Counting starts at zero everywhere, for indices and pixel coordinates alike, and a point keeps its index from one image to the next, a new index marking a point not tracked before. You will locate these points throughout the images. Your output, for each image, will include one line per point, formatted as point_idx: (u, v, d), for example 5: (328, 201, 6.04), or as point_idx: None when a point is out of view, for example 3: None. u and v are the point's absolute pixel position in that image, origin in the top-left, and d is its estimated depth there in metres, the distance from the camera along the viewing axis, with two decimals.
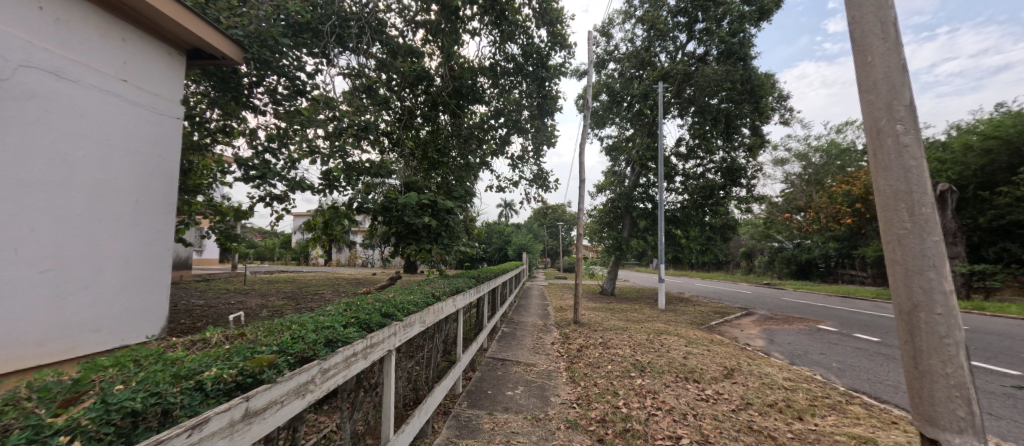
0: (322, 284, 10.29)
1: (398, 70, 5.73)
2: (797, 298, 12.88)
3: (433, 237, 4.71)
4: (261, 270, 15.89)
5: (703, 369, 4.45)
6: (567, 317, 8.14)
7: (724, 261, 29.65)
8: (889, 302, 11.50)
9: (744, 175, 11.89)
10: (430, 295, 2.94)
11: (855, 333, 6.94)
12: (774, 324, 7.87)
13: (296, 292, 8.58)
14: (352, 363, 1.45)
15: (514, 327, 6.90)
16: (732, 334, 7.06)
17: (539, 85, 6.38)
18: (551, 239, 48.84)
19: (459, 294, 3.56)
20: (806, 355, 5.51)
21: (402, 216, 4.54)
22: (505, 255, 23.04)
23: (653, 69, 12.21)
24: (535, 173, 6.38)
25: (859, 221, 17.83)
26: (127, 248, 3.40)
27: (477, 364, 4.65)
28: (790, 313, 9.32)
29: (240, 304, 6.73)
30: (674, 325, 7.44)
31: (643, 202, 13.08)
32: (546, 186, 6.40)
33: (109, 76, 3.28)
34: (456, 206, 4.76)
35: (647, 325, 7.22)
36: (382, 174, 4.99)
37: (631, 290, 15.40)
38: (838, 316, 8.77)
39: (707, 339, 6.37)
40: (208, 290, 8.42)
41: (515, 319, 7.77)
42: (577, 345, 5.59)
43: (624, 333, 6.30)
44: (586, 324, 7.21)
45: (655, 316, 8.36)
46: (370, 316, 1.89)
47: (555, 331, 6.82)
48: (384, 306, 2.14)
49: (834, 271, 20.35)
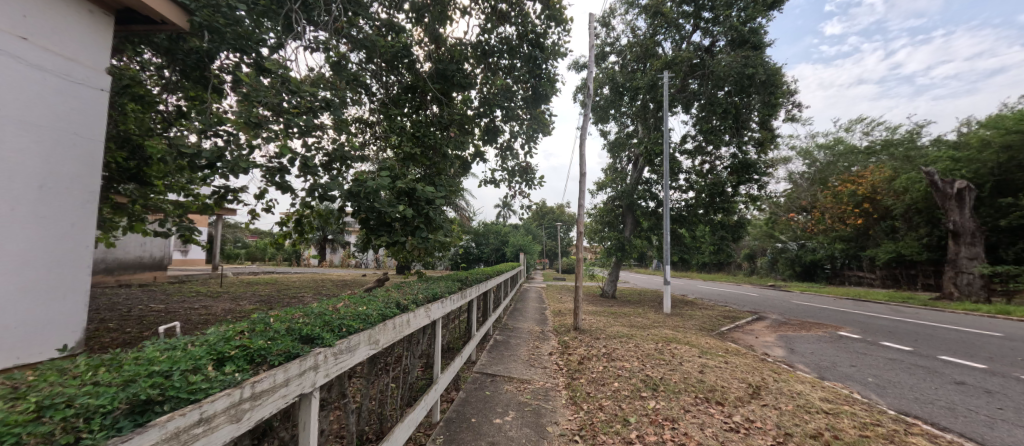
0: (304, 287, 9.60)
1: (376, 49, 5.09)
2: (807, 301, 12.25)
3: (407, 232, 4.24)
4: (245, 270, 15.13)
5: (724, 388, 3.83)
6: (566, 323, 7.50)
7: (725, 263, 29.02)
8: (906, 306, 10.90)
9: (755, 171, 11.30)
10: (393, 305, 2.28)
11: (882, 340, 6.34)
12: (791, 330, 7.27)
13: (273, 296, 7.89)
14: (195, 440, 0.81)
15: (508, 335, 6.24)
16: (747, 342, 6.45)
17: (533, 67, 5.65)
18: (550, 241, 48.05)
19: (436, 302, 2.91)
20: (835, 368, 4.89)
21: (374, 202, 4.03)
22: (502, 256, 22.35)
23: (657, 60, 11.61)
24: (516, 166, 5.75)
25: (868, 221, 17.29)
26: (24, 245, 2.75)
27: (461, 381, 4.00)
28: (805, 318, 8.71)
29: (205, 309, 6.05)
30: (683, 331, 6.81)
31: (646, 200, 12.45)
32: (530, 182, 5.77)
33: (3, 31, 2.65)
34: (438, 197, 4.23)
35: (653, 332, 6.59)
36: (353, 159, 4.36)
37: (633, 292, 14.75)
38: (857, 321, 8.17)
39: (721, 348, 5.75)
40: (174, 293, 7.71)
41: (510, 325, 7.10)
42: (577, 356, 4.95)
43: (630, 343, 5.67)
44: (587, 331, 6.58)
45: (661, 322, 7.73)
46: (276, 342, 1.25)
47: (553, 339, 6.18)
48: (304, 325, 1.48)
49: (841, 273, 19.75)
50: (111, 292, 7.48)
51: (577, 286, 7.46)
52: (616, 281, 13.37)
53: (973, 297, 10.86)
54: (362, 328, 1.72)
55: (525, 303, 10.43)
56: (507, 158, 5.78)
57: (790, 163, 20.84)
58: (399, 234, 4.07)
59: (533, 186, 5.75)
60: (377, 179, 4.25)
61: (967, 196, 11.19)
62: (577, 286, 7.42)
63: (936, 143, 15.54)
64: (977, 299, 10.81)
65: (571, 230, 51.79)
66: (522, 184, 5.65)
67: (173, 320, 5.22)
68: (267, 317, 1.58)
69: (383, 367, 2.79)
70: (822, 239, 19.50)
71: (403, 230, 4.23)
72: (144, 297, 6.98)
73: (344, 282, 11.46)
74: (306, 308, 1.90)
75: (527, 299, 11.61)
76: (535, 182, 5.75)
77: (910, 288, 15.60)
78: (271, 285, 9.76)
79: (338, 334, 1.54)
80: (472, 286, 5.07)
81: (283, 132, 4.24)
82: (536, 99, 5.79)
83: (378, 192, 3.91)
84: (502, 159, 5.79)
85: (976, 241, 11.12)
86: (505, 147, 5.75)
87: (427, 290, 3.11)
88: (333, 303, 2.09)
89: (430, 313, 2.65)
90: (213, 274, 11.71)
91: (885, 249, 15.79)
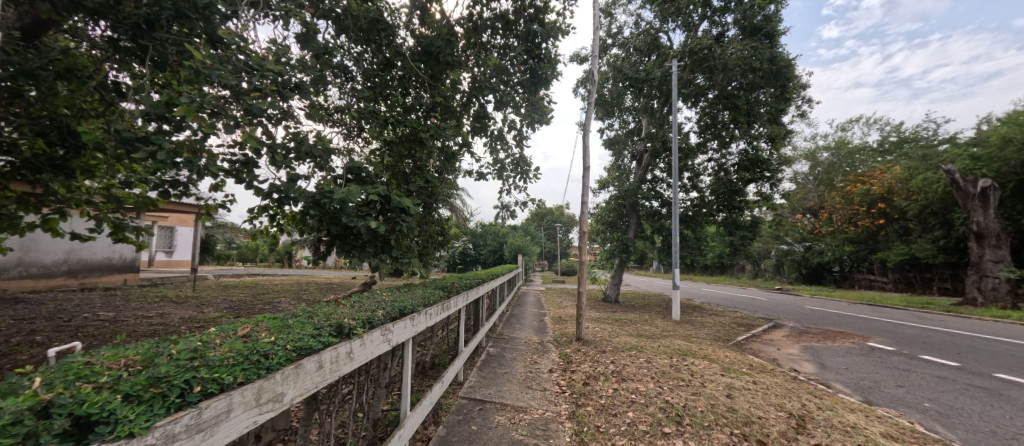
0: (284, 291, 8.89)
1: (347, 19, 4.28)
2: (821, 306, 11.61)
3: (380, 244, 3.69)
4: (227, 272, 14.33)
5: (763, 420, 3.15)
6: (567, 331, 6.83)
7: (728, 265, 28.39)
8: (929, 312, 10.23)
9: (767, 168, 10.64)
10: (328, 331, 1.59)
11: (921, 353, 5.68)
12: (816, 341, 6.62)
13: (246, 302, 7.18)
14: None
15: (504, 348, 5.53)
16: (770, 355, 5.80)
17: (530, 46, 4.80)
18: (549, 242, 47.33)
19: (405, 321, 2.19)
20: (881, 390, 4.24)
21: (336, 214, 3.38)
22: (500, 258, 21.65)
23: (664, 50, 10.97)
24: (508, 159, 5.08)
25: (879, 222, 16.66)
26: None
27: (443, 409, 3.33)
28: (825, 325, 8.04)
29: (160, 318, 5.32)
30: (698, 343, 6.13)
31: (651, 200, 11.79)
32: (524, 177, 5.09)
33: None
34: (415, 204, 3.71)
35: (665, 343, 5.91)
36: (319, 155, 3.70)
37: (636, 296, 14.07)
38: (882, 330, 7.51)
39: (744, 364, 5.05)
40: (136, 298, 6.98)
41: (506, 335, 6.39)
42: (581, 375, 4.28)
43: (639, 357, 5.00)
44: (591, 342, 5.92)
45: (673, 331, 7.05)
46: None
47: (552, 351, 5.51)
48: (96, 391, 0.79)
49: (850, 276, 19.12)
50: (65, 297, 6.74)
51: (580, 290, 6.78)
52: (619, 285, 12.71)
53: (999, 303, 10.22)
54: (250, 382, 1.05)
55: (524, 309, 9.73)
56: (497, 150, 5.08)
57: (797, 163, 20.24)
58: (369, 253, 3.60)
59: (527, 180, 5.05)
60: (343, 186, 3.64)
61: (992, 195, 10.55)
62: (580, 290, 6.74)
63: (951, 142, 14.93)
64: (1004, 304, 10.17)
65: (570, 231, 51.18)
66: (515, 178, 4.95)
67: (115, 332, 4.48)
68: (54, 374, 0.87)
69: (325, 411, 2.14)
70: (830, 241, 18.89)
71: (375, 238, 3.67)
72: (99, 304, 6.25)
73: (330, 285, 10.78)
74: (155, 348, 1.16)
75: (526, 304, 10.94)
76: (530, 177, 5.06)
77: (925, 292, 14.96)
78: (250, 290, 9.07)
79: (177, 400, 0.85)
80: (460, 294, 4.38)
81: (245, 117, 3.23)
82: (534, 83, 5.01)
83: (338, 206, 3.27)
84: (492, 152, 5.08)
85: (1001, 243, 10.56)
86: (496, 137, 5.09)
87: (392, 303, 2.39)
88: (230, 335, 1.37)
89: (392, 337, 1.98)
90: (192, 276, 11.00)
91: (897, 253, 15.21)
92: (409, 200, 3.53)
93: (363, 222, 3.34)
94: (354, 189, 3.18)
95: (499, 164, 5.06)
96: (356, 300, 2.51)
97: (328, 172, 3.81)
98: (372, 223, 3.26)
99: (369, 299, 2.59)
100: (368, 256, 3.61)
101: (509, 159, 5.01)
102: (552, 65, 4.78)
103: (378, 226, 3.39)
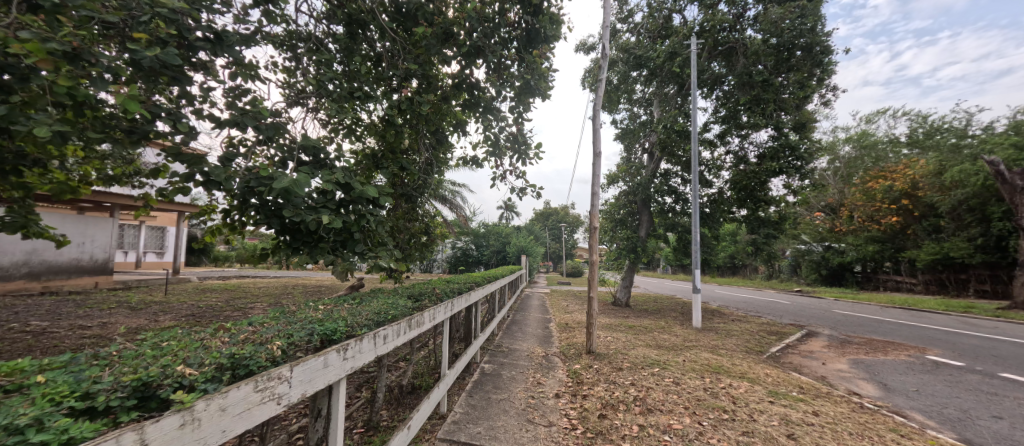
0: (263, 296, 8.09)
1: None
2: (850, 311, 10.64)
3: (337, 242, 2.93)
4: (214, 274, 13.58)
5: None
6: (575, 341, 5.99)
7: (739, 266, 27.31)
8: (976, 318, 9.23)
9: (800, 154, 9.45)
10: (95, 418, 0.74)
11: (997, 370, 4.78)
12: (864, 354, 5.71)
13: (216, 308, 6.42)
14: None
15: (501, 363, 4.68)
16: (816, 372, 4.92)
17: None
18: (553, 243, 46.35)
19: (332, 355, 1.37)
20: (975, 423, 3.35)
21: (279, 207, 2.62)
22: (503, 259, 20.75)
23: (678, 30, 10.13)
24: (507, 135, 4.28)
25: (906, 219, 15.60)
26: None
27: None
28: (864, 333, 7.13)
29: (99, 329, 4.53)
30: (729, 356, 5.26)
31: (664, 195, 10.89)
32: (523, 156, 4.30)
33: None
34: (382, 194, 2.94)
35: (690, 358, 5.05)
36: (266, 131, 2.88)
37: (648, 300, 13.15)
38: (934, 339, 6.58)
39: (793, 385, 4.17)
40: (91, 305, 6.23)
41: (505, 346, 5.57)
42: (595, 402, 3.45)
43: (663, 376, 4.15)
44: (604, 355, 5.08)
45: (696, 341, 6.17)
46: None
47: (559, 368, 4.67)
48: None
49: (874, 277, 18.03)
50: (9, 303, 6.00)
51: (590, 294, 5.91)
52: (630, 287, 11.80)
53: None
54: None
55: (527, 314, 8.90)
56: (489, 125, 4.28)
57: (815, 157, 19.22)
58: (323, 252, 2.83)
59: (527, 161, 4.26)
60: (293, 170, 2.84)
61: None
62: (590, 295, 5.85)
63: (988, 132, 13.85)
64: None
65: (576, 232, 50.28)
66: (512, 156, 4.15)
67: (28, 347, 3.71)
68: None
69: None
70: (851, 240, 17.84)
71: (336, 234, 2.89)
72: (43, 310, 5.49)
73: (317, 288, 10.02)
74: None
75: (529, 308, 10.09)
76: (528, 156, 4.27)
77: (959, 294, 13.86)
78: (229, 293, 8.34)
79: None
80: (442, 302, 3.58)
81: (144, 73, 2.04)
82: (530, 40, 4.21)
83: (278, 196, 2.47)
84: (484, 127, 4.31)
85: None
86: (491, 111, 4.34)
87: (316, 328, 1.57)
88: None
89: (291, 394, 1.16)
90: (172, 278, 10.31)
91: (929, 252, 14.18)
92: (373, 190, 2.79)
93: (315, 217, 2.55)
94: (305, 177, 2.41)
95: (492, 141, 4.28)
96: (267, 320, 1.72)
97: (276, 154, 3.00)
98: (326, 217, 2.48)
99: (296, 321, 1.75)
100: (325, 255, 2.84)
101: (503, 132, 4.17)
102: (554, 23, 4.00)
103: (335, 220, 2.60)
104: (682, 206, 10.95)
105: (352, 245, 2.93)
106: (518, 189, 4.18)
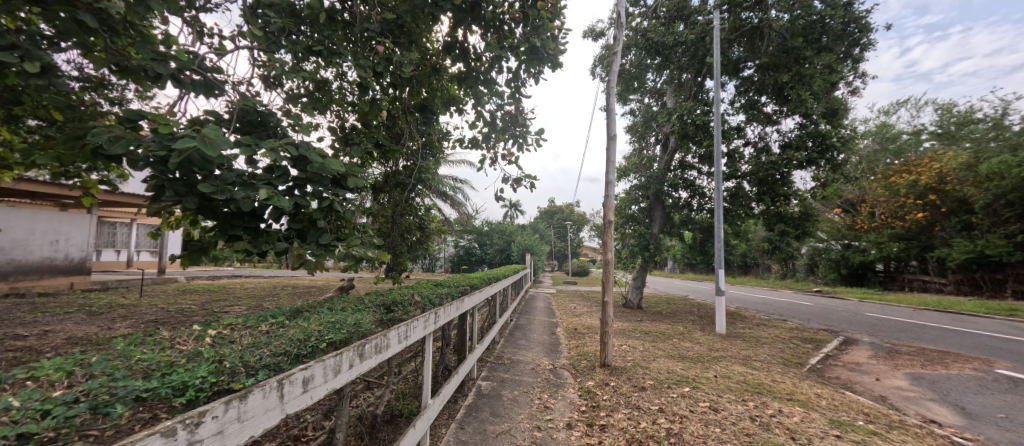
0: (246, 298, 7.50)
1: None
2: (882, 314, 9.79)
3: (292, 230, 2.01)
4: (206, 274, 13.05)
5: None
6: (587, 350, 5.30)
7: (751, 265, 26.40)
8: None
9: (834, 146, 8.41)
10: None
11: None
12: (920, 367, 4.97)
13: (188, 312, 5.80)
14: None
15: (501, 380, 3.99)
16: (871, 391, 4.19)
17: None
18: (559, 242, 45.73)
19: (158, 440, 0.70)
20: None
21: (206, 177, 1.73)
22: (506, 258, 20.07)
23: (695, 10, 9.36)
24: (505, 114, 3.57)
25: (933, 216, 14.70)
26: None
27: None
28: (911, 341, 6.33)
29: (35, 339, 3.91)
30: (766, 370, 4.53)
31: (678, 189, 10.15)
32: (519, 141, 3.61)
33: None
34: (348, 168, 2.09)
35: (722, 373, 4.34)
36: (197, 86, 2.11)
37: (659, 301, 12.40)
38: (997, 349, 5.76)
39: (854, 411, 3.44)
40: (49, 309, 5.63)
41: (506, 358, 4.88)
42: (618, 438, 2.75)
43: (697, 399, 3.44)
44: (621, 369, 4.39)
45: (724, 351, 5.43)
46: None
47: (570, 386, 3.98)
48: None
49: (896, 277, 17.13)
50: None
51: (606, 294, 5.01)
52: (641, 288, 11.06)
53: None
54: None
55: (532, 318, 8.20)
56: (483, 102, 3.58)
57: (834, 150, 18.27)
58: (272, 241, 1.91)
59: (524, 147, 3.59)
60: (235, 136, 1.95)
61: None
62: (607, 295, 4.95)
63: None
64: None
65: (581, 230, 49.46)
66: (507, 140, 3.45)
67: None
68: None
69: None
70: (873, 237, 16.94)
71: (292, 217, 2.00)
72: None
73: (307, 289, 9.40)
74: None
75: (533, 311, 9.40)
76: (527, 141, 3.59)
77: (995, 296, 12.94)
78: (210, 295, 7.74)
79: None
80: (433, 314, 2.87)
81: None
82: None
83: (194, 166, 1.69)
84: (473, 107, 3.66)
85: None
86: (487, 83, 3.64)
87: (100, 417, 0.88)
88: None
89: None
90: (156, 279, 9.78)
91: (962, 250, 13.27)
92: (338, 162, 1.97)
93: (248, 194, 1.72)
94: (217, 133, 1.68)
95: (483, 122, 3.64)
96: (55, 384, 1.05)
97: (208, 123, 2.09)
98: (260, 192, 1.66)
99: (127, 384, 1.05)
100: (272, 244, 1.91)
101: (497, 111, 3.46)
102: None
103: (279, 199, 1.74)
104: (699, 201, 10.16)
105: (314, 234, 2.01)
106: (511, 178, 3.52)
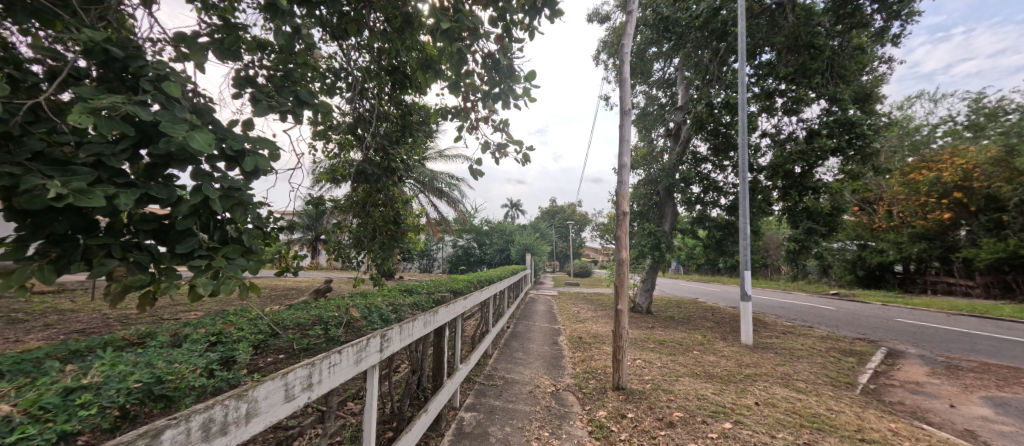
0: (213, 302, 6.74)
1: None
2: (916, 320, 8.94)
3: (146, 234, 1.47)
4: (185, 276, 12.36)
5: None
6: (594, 367, 4.50)
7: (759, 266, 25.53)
8: None
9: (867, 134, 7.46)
10: None
11: None
12: (995, 389, 4.14)
13: (133, 319, 5.02)
14: None
15: (490, 411, 3.17)
16: (951, 423, 3.37)
17: None
18: (561, 242, 44.91)
19: None
20: None
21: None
22: (506, 258, 19.27)
23: None
24: (487, 62, 2.75)
25: (959, 214, 13.81)
26: None
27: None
28: (968, 355, 5.49)
29: None
30: (815, 395, 3.72)
31: (691, 183, 9.33)
32: (506, 99, 2.84)
33: None
34: (210, 145, 1.45)
35: (764, 399, 3.52)
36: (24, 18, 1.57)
37: (669, 304, 11.57)
38: None
39: None
40: None
41: (499, 377, 4.06)
42: None
43: (744, 442, 2.64)
44: (640, 395, 3.57)
45: (756, 367, 4.61)
46: None
47: (578, 417, 3.16)
48: None
49: (916, 279, 16.27)
50: None
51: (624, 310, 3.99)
52: (651, 291, 10.24)
53: None
54: None
55: (532, 324, 7.40)
56: (460, 49, 2.78)
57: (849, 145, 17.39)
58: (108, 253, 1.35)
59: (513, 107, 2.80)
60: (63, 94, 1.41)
61: None
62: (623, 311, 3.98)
63: None
64: None
65: (583, 230, 48.48)
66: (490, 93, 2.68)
67: None
68: None
69: None
70: (891, 237, 16.07)
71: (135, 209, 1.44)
72: None
73: (286, 291, 8.64)
74: None
75: (533, 315, 8.62)
76: (515, 95, 2.81)
77: None
78: (176, 299, 6.96)
79: None
80: (403, 328, 1.98)
81: None
82: None
83: None
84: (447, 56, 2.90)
85: None
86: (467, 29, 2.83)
87: None
88: None
89: None
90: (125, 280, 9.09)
91: (992, 250, 12.43)
92: (201, 140, 1.42)
93: (40, 186, 1.16)
94: None
95: (460, 70, 2.89)
96: None
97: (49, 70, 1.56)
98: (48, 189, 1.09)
99: None
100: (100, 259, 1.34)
101: (477, 52, 2.66)
102: None
103: (89, 197, 1.17)
104: (713, 196, 9.37)
105: (174, 240, 1.48)
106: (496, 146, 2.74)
